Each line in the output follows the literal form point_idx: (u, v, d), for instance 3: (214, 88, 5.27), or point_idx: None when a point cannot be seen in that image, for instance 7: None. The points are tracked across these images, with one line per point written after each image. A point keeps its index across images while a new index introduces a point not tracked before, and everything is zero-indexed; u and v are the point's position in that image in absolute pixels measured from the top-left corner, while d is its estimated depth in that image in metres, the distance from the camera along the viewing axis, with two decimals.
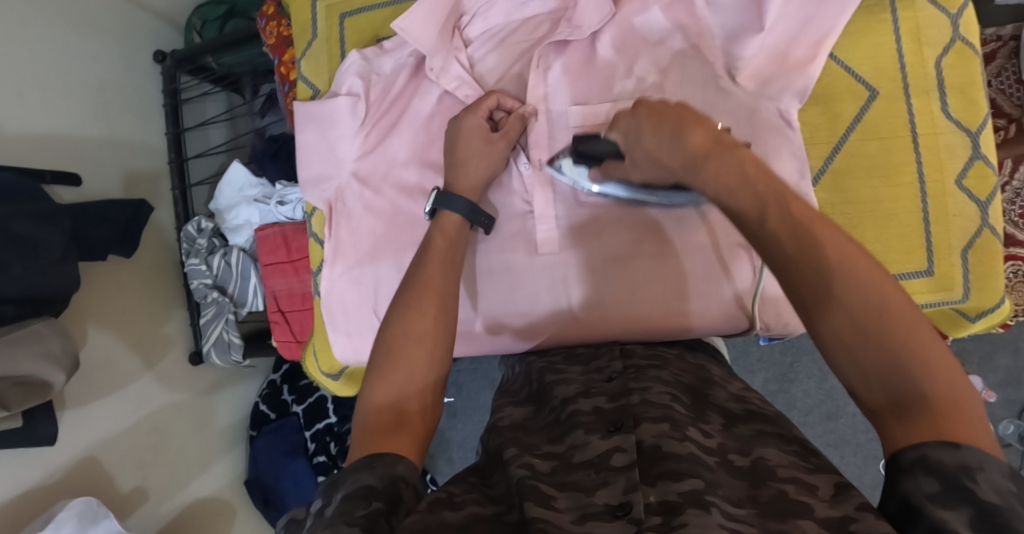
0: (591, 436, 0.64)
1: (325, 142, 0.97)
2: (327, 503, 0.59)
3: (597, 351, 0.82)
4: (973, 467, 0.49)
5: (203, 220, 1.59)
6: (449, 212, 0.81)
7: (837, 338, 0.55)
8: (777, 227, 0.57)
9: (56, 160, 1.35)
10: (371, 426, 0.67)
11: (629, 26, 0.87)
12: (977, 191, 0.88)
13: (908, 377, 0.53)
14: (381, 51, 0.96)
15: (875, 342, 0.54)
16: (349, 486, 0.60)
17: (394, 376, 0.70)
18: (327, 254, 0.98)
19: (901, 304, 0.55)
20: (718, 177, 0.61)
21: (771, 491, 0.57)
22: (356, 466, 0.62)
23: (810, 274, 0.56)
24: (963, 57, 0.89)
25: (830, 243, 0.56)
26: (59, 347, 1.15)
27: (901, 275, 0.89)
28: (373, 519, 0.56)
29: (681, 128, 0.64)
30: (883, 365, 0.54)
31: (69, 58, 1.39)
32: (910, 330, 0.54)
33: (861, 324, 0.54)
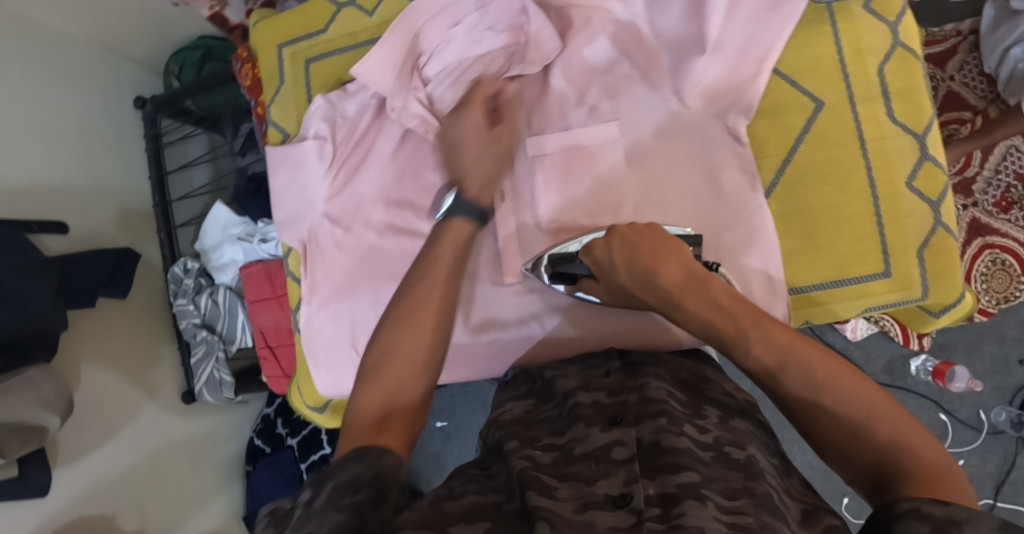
0: (591, 429, 0.67)
1: (297, 185, 1.00)
2: (315, 495, 0.57)
3: (592, 355, 0.83)
4: (961, 521, 0.51)
5: (189, 260, 1.62)
6: (457, 220, 0.76)
7: (829, 438, 0.65)
8: (761, 355, 0.67)
9: (38, 210, 1.37)
10: (359, 426, 0.64)
11: (578, 57, 0.92)
12: (927, 191, 0.91)
13: (893, 459, 0.61)
14: (345, 94, 0.99)
15: (863, 439, 0.63)
16: (337, 477, 0.58)
17: (381, 383, 0.67)
18: (304, 293, 1.01)
19: (878, 400, 0.64)
20: (697, 314, 0.70)
21: (764, 487, 0.61)
22: (345, 461, 0.60)
23: (801, 394, 0.65)
24: (905, 62, 0.92)
25: (808, 365, 0.65)
26: (52, 393, 1.17)
27: (861, 278, 0.90)
28: (368, 509, 0.55)
29: (656, 263, 0.71)
30: (873, 454, 0.62)
31: (51, 109, 1.42)
32: (893, 422, 0.63)
33: (848, 430, 0.64)
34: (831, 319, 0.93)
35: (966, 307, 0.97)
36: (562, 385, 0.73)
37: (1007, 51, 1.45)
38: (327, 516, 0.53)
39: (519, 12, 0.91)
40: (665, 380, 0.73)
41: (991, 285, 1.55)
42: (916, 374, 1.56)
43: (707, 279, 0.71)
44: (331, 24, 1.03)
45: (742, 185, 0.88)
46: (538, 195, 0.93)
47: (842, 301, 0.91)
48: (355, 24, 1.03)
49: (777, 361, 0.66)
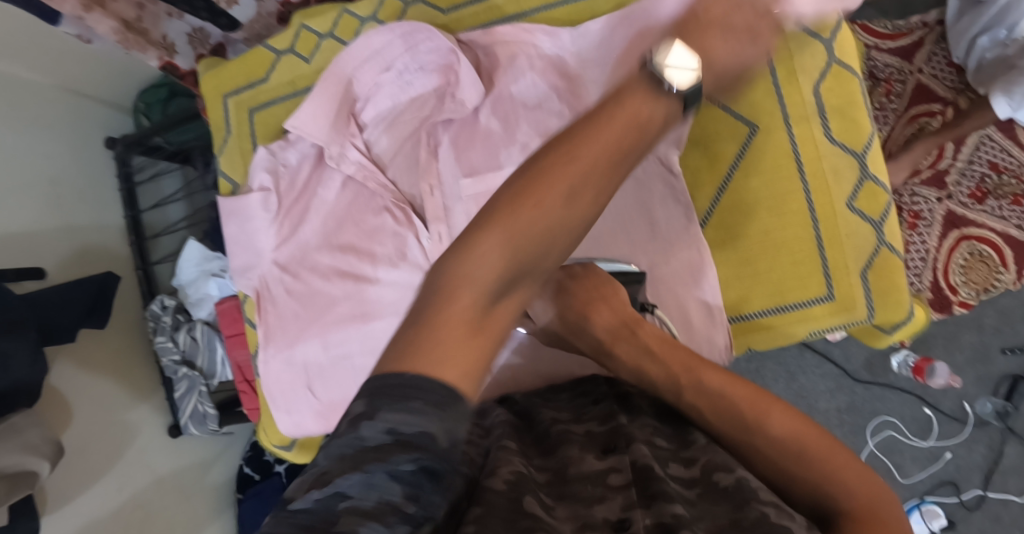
0: (586, 455, 0.66)
1: (246, 235, 1.03)
2: (378, 414, 0.49)
3: (581, 383, 0.85)
4: None
5: (166, 298, 1.64)
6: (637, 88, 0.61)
7: (770, 473, 0.64)
8: (694, 398, 0.69)
9: (12, 256, 1.40)
10: (461, 307, 0.53)
11: (505, 95, 0.91)
12: (869, 211, 0.90)
13: (831, 494, 0.61)
14: (286, 143, 1.02)
15: (801, 475, 0.63)
16: (399, 417, 0.49)
17: (494, 258, 0.55)
18: (260, 339, 1.03)
19: (813, 437, 0.64)
20: (625, 360, 0.75)
21: (753, 514, 0.56)
22: (422, 386, 0.50)
23: (734, 435, 0.66)
24: (841, 79, 0.91)
25: (740, 406, 0.66)
26: (37, 437, 1.22)
27: (800, 302, 0.91)
28: (417, 487, 0.49)
29: (590, 312, 0.79)
30: (809, 486, 0.62)
31: (22, 159, 1.44)
32: (829, 456, 0.63)
33: (783, 467, 0.63)
34: (774, 344, 0.95)
35: (917, 322, 0.97)
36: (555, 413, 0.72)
37: (974, 40, 1.43)
38: (371, 479, 0.48)
39: (450, 53, 0.92)
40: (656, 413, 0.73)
41: (970, 277, 1.47)
42: (897, 370, 1.53)
43: (637, 325, 0.77)
44: (272, 74, 1.04)
45: (677, 217, 0.89)
46: None
47: (783, 326, 0.92)
48: (294, 71, 1.03)
49: (710, 407, 0.68)
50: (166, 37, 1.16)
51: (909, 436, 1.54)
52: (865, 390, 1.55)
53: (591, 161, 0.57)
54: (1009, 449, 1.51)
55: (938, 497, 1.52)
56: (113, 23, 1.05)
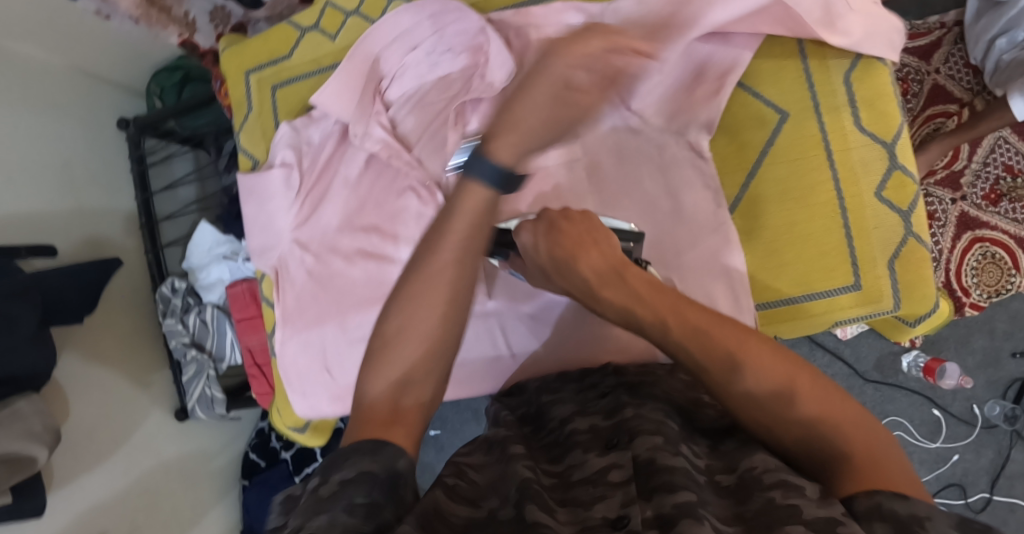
0: (588, 455, 0.68)
1: (265, 214, 1.01)
2: (324, 481, 0.63)
3: (589, 373, 0.87)
4: (922, 517, 0.54)
5: (176, 280, 1.62)
6: (474, 182, 0.73)
7: (765, 419, 0.64)
8: (679, 337, 0.67)
9: (23, 236, 1.37)
10: (370, 418, 0.70)
11: (536, 76, 0.90)
12: (897, 201, 0.90)
13: (824, 438, 0.62)
14: (310, 120, 1.01)
15: (792, 420, 0.63)
16: (344, 472, 0.63)
17: (391, 369, 0.72)
18: (277, 319, 1.01)
19: (806, 381, 0.64)
20: (614, 304, 0.71)
21: (759, 502, 0.59)
22: (359, 449, 0.66)
23: (722, 377, 0.65)
24: (870, 69, 0.90)
25: (728, 345, 0.65)
26: (39, 425, 1.20)
27: (829, 292, 0.90)
28: (375, 510, 0.60)
29: (576, 254, 0.73)
30: (803, 432, 0.63)
31: (34, 139, 1.41)
32: (822, 401, 0.63)
33: (775, 411, 0.63)
34: (798, 334, 0.94)
35: (940, 316, 0.96)
36: (558, 412, 0.75)
37: (992, 41, 1.43)
38: (332, 517, 0.58)
39: (478, 33, 0.92)
40: (663, 399, 0.73)
41: (983, 279, 1.47)
42: (907, 370, 1.53)
43: (626, 268, 0.72)
44: (295, 50, 1.03)
45: (707, 203, 0.89)
46: None
47: (808, 317, 0.91)
48: (318, 49, 1.03)
49: (696, 345, 0.66)
50: (188, 14, 1.14)
51: (917, 438, 1.54)
52: (873, 392, 1.54)
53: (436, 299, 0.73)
54: (1015, 452, 1.51)
55: (945, 499, 1.52)
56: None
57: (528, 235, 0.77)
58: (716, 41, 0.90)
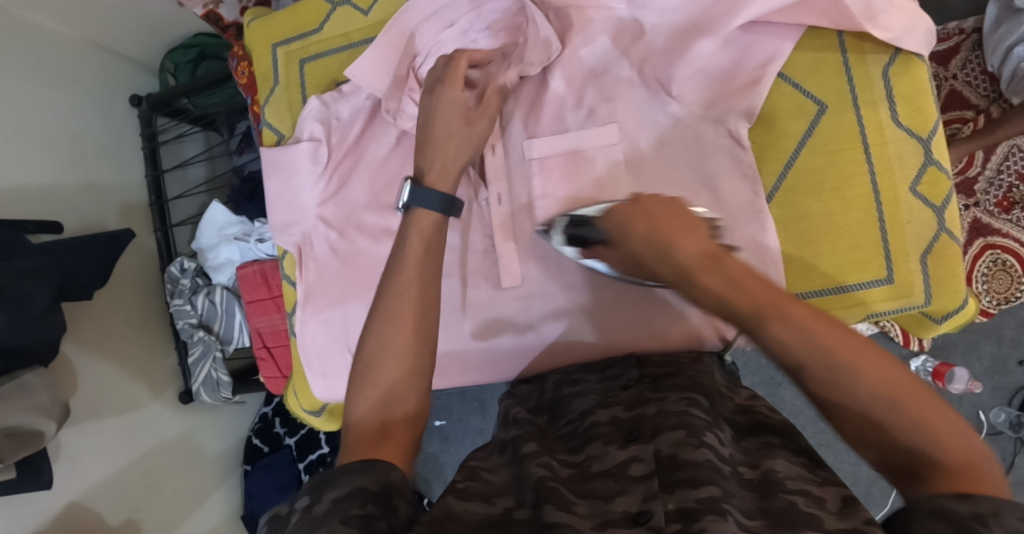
0: (609, 447, 0.68)
1: (289, 190, 1.00)
2: (316, 500, 0.60)
3: (609, 364, 0.85)
4: (986, 515, 0.50)
5: (185, 260, 1.58)
6: (422, 208, 0.78)
7: (855, 421, 0.58)
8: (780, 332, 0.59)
9: (33, 210, 1.33)
10: (357, 440, 0.69)
11: (575, 59, 0.92)
12: (931, 197, 0.89)
13: (921, 446, 0.56)
14: (340, 95, 0.99)
15: (888, 424, 0.57)
16: (335, 491, 0.61)
17: (374, 390, 0.72)
18: (299, 298, 1.00)
19: (912, 386, 0.57)
20: (708, 292, 0.63)
21: (782, 502, 0.60)
22: (350, 468, 0.64)
23: (821, 374, 0.58)
24: (909, 65, 0.90)
25: (832, 346, 0.58)
26: (47, 399, 1.17)
27: (861, 284, 0.90)
28: (371, 521, 0.58)
29: (670, 237, 0.66)
30: (898, 439, 0.57)
31: (48, 110, 1.38)
32: (928, 413, 0.56)
33: (873, 413, 0.57)
34: None
35: (967, 314, 0.96)
36: (578, 403, 0.75)
37: (1010, 50, 1.36)
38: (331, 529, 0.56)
39: (518, 13, 0.93)
40: (685, 389, 0.73)
41: (992, 286, 1.46)
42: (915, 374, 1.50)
43: (723, 255, 0.65)
44: (326, 24, 1.02)
45: (744, 191, 0.88)
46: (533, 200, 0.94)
47: (839, 309, 0.91)
48: (350, 23, 1.01)
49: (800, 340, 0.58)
50: None
51: None
52: None
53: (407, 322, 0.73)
54: None
55: None
56: None
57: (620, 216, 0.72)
58: (757, 30, 0.89)
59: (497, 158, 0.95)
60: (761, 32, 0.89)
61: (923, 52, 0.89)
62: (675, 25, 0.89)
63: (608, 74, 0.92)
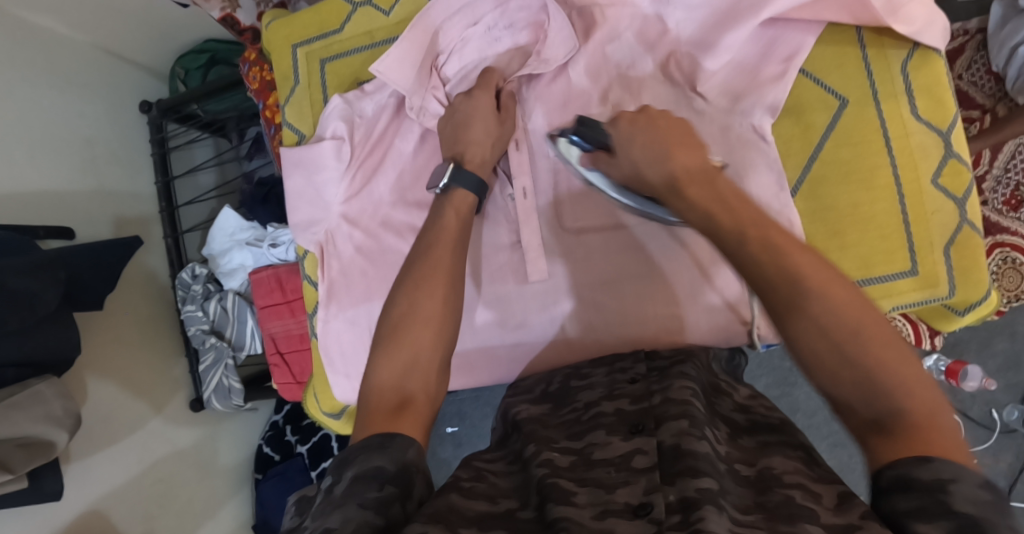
0: (613, 437, 0.69)
1: (312, 187, 1.01)
2: (337, 480, 0.63)
3: (618, 358, 0.85)
4: (946, 481, 0.52)
5: (197, 266, 1.59)
6: (462, 189, 0.84)
7: (815, 359, 0.61)
8: (755, 245, 0.64)
9: (46, 217, 1.33)
10: (374, 409, 0.70)
11: (599, 55, 0.94)
12: (952, 188, 0.90)
13: (886, 396, 0.58)
14: (363, 94, 1.01)
15: (852, 359, 0.59)
16: (356, 468, 0.63)
17: (398, 355, 0.72)
18: (322, 297, 1.01)
19: (880, 327, 0.60)
20: (696, 203, 0.70)
21: (777, 497, 0.60)
22: (368, 445, 0.65)
23: (792, 298, 0.61)
24: (928, 59, 0.90)
25: (806, 268, 0.62)
26: (60, 408, 1.15)
27: (886, 275, 0.91)
28: (387, 503, 0.60)
29: (668, 154, 0.73)
30: (860, 384, 0.59)
31: (58, 115, 1.37)
32: (890, 350, 0.59)
33: (841, 346, 0.60)
34: None
35: (990, 306, 0.96)
36: (583, 394, 0.75)
37: (1017, 48, 1.29)
38: (347, 513, 0.58)
39: (540, 10, 0.96)
40: (691, 380, 0.73)
41: (1001, 284, 1.39)
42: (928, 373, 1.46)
43: (715, 174, 0.71)
44: (347, 24, 1.03)
45: (770, 185, 0.90)
46: (558, 194, 0.96)
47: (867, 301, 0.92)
48: (372, 23, 1.03)
49: (768, 255, 0.63)
50: None
51: None
52: None
53: (440, 294, 0.75)
54: None
55: None
56: None
57: (624, 124, 0.78)
58: (779, 26, 0.91)
59: (520, 152, 0.96)
60: (785, 28, 0.91)
61: (939, 46, 0.90)
62: (699, 19, 0.91)
63: (634, 69, 0.93)
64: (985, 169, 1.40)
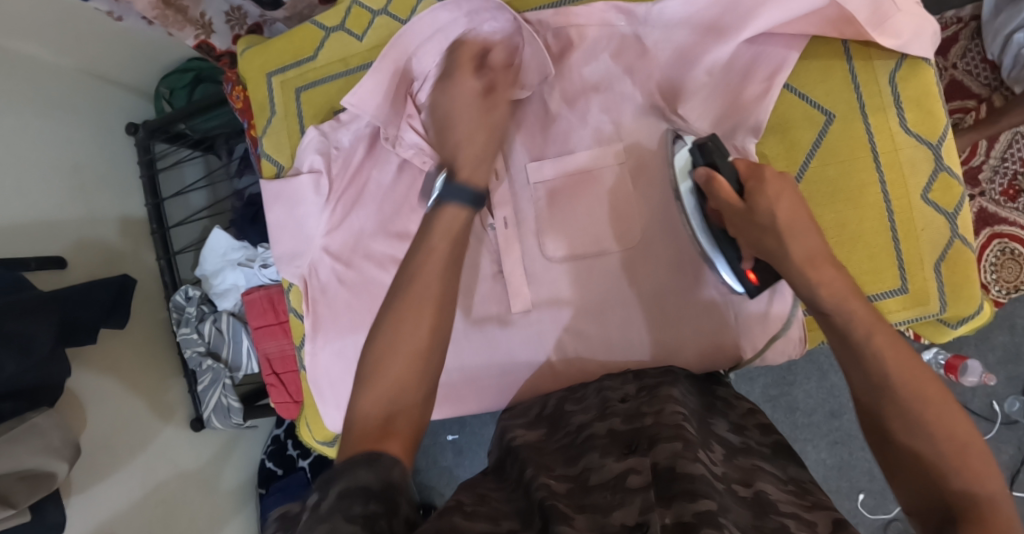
0: (607, 459, 0.68)
1: (294, 220, 1.01)
2: (322, 497, 0.61)
3: (607, 376, 0.86)
4: None
5: (190, 288, 1.57)
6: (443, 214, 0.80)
7: (905, 454, 0.64)
8: (882, 346, 0.67)
9: (37, 246, 1.32)
10: (359, 433, 0.68)
11: (576, 77, 0.93)
12: (943, 203, 0.88)
13: (966, 495, 0.61)
14: (338, 124, 1.00)
15: (937, 460, 0.63)
16: (344, 482, 0.61)
17: (384, 379, 0.71)
18: (308, 330, 1.01)
19: (970, 443, 0.63)
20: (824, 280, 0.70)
21: (774, 523, 0.60)
22: (355, 462, 0.64)
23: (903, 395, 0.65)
24: (917, 69, 0.88)
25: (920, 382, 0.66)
26: (59, 439, 1.16)
27: (875, 294, 0.90)
28: (372, 520, 0.58)
29: (784, 225, 0.72)
30: (944, 481, 0.62)
31: (42, 144, 1.35)
32: (972, 462, 0.62)
33: (937, 449, 0.63)
34: None
35: (984, 318, 0.94)
36: (576, 418, 0.76)
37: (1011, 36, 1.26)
38: (334, 525, 0.56)
39: (515, 32, 0.93)
40: (681, 404, 0.73)
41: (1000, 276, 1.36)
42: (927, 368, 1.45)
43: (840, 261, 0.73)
44: (321, 51, 1.03)
45: None
46: (542, 223, 0.94)
47: None
48: (346, 49, 1.02)
49: (896, 359, 0.67)
50: (205, 15, 1.11)
51: None
52: None
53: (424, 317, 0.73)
54: None
55: None
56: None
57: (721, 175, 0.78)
58: (760, 43, 0.89)
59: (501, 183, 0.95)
60: (765, 43, 0.89)
61: (929, 56, 0.88)
62: (679, 38, 0.90)
63: (611, 89, 0.92)
64: (983, 160, 1.38)
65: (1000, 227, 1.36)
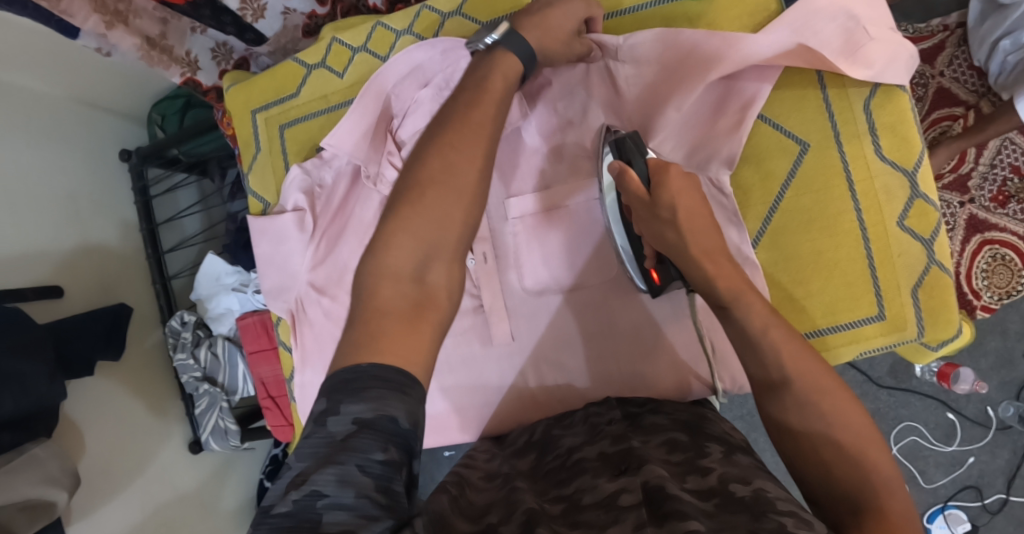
0: (599, 480, 0.68)
1: (281, 255, 1.03)
2: (338, 409, 0.59)
3: (593, 403, 0.87)
4: None
5: (186, 313, 1.59)
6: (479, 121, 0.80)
7: (809, 448, 0.68)
8: (777, 340, 0.71)
9: (34, 276, 1.34)
10: (390, 294, 0.66)
11: (552, 112, 0.96)
12: (920, 229, 0.89)
13: (871, 488, 0.65)
14: (321, 161, 1.02)
15: (837, 452, 0.67)
16: (361, 407, 0.59)
17: (421, 230, 0.68)
18: (296, 363, 1.03)
19: (866, 437, 0.67)
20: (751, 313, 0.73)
21: (773, 523, 0.57)
22: (384, 380, 0.60)
23: (808, 394, 0.69)
24: (892, 96, 0.88)
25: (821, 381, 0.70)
26: (58, 468, 1.17)
27: (852, 321, 0.91)
28: (391, 468, 0.57)
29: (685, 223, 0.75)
30: (846, 472, 0.66)
31: (35, 174, 1.36)
32: (866, 453, 0.66)
33: (840, 441, 0.67)
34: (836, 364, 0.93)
35: (965, 340, 0.94)
36: (566, 441, 0.76)
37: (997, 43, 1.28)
38: (346, 471, 0.56)
39: None
40: (664, 434, 0.75)
41: (992, 282, 1.35)
42: (920, 375, 1.45)
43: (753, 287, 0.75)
44: (303, 88, 1.04)
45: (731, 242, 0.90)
46: (521, 258, 0.96)
47: (836, 347, 0.91)
48: (326, 86, 1.04)
49: (792, 360, 0.70)
50: (190, 53, 1.12)
51: (933, 442, 1.46)
52: (888, 397, 1.46)
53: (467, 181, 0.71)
54: None
55: (961, 501, 1.44)
56: (136, 39, 1.03)
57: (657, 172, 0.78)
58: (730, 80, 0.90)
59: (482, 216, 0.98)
60: (738, 74, 0.90)
61: (904, 82, 0.88)
62: (650, 72, 0.91)
63: (585, 124, 0.95)
64: (973, 167, 1.37)
65: (991, 234, 1.36)
